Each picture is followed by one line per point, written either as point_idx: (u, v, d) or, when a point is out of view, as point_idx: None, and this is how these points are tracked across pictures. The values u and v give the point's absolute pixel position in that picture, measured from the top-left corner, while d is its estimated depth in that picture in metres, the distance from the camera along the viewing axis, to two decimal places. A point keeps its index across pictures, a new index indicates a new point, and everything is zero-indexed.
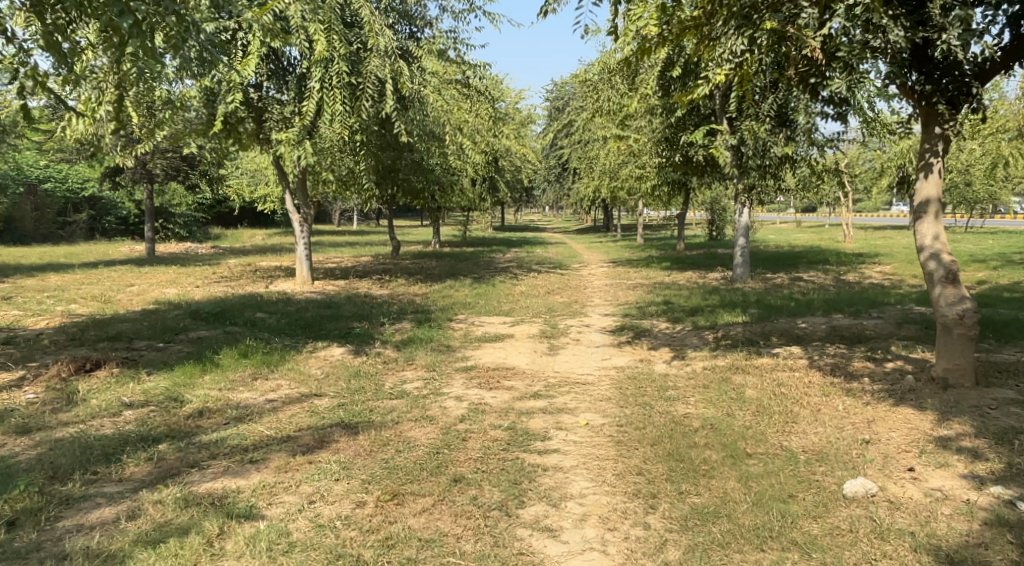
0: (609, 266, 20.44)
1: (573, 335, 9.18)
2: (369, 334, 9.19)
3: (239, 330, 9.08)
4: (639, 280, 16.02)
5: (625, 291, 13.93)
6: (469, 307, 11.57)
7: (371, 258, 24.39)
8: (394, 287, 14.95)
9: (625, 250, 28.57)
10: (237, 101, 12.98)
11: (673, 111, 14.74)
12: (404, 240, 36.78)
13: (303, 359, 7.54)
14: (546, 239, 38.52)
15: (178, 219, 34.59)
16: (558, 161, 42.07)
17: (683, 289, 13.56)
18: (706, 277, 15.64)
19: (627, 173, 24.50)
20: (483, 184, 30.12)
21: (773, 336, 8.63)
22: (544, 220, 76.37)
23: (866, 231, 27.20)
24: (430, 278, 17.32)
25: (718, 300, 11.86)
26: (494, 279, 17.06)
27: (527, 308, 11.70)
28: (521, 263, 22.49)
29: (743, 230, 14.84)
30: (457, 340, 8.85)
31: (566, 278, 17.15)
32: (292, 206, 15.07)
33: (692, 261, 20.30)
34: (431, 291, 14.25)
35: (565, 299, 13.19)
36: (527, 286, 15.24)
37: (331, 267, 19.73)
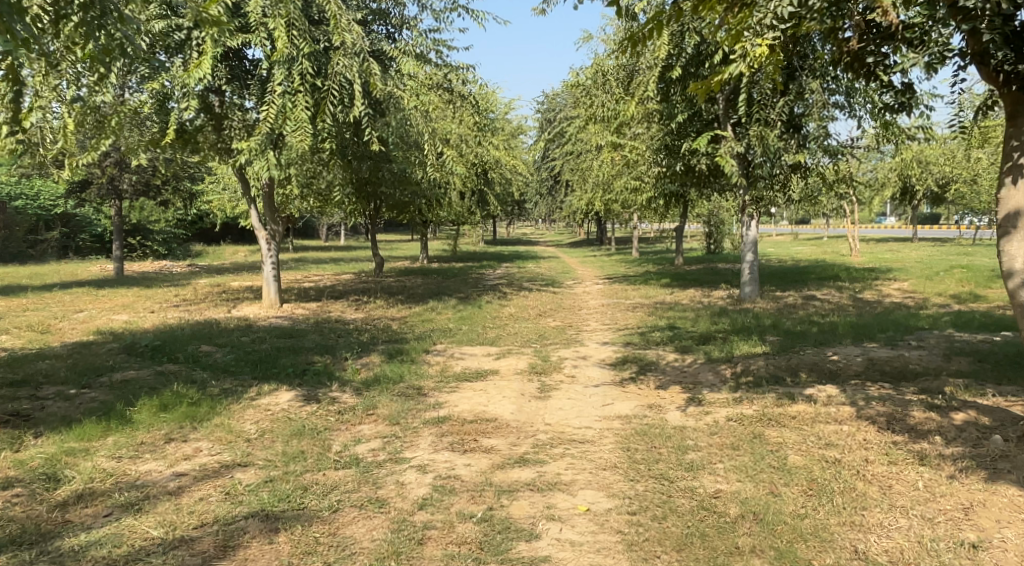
0: (605, 284, 19.15)
1: (566, 370, 7.90)
2: (329, 372, 7.89)
3: (177, 369, 7.80)
4: (638, 299, 14.77)
5: (623, 314, 12.70)
6: (449, 335, 10.31)
7: (352, 277, 23.07)
8: (370, 311, 13.66)
9: (620, 265, 27.33)
10: (191, 107, 11.65)
11: (674, 116, 13.50)
12: (392, 256, 35.47)
13: (241, 409, 6.26)
14: (539, 254, 37.28)
15: (157, 236, 33.22)
16: (550, 172, 40.78)
17: (687, 312, 12.34)
18: (711, 297, 14.40)
19: (622, 184, 23.32)
20: (472, 197, 28.91)
21: (800, 372, 7.37)
22: (538, 233, 75.23)
23: (872, 244, 26.01)
24: (411, 299, 16.04)
25: (728, 324, 10.63)
26: (481, 299, 15.79)
27: (515, 335, 10.42)
28: (511, 281, 21.21)
29: (750, 245, 13.60)
30: (432, 379, 7.56)
31: (559, 297, 15.89)
32: (257, 223, 13.65)
33: (693, 277, 19.05)
34: (409, 315, 12.97)
35: (558, 323, 11.94)
36: (516, 307, 13.98)
37: (308, 287, 18.40)
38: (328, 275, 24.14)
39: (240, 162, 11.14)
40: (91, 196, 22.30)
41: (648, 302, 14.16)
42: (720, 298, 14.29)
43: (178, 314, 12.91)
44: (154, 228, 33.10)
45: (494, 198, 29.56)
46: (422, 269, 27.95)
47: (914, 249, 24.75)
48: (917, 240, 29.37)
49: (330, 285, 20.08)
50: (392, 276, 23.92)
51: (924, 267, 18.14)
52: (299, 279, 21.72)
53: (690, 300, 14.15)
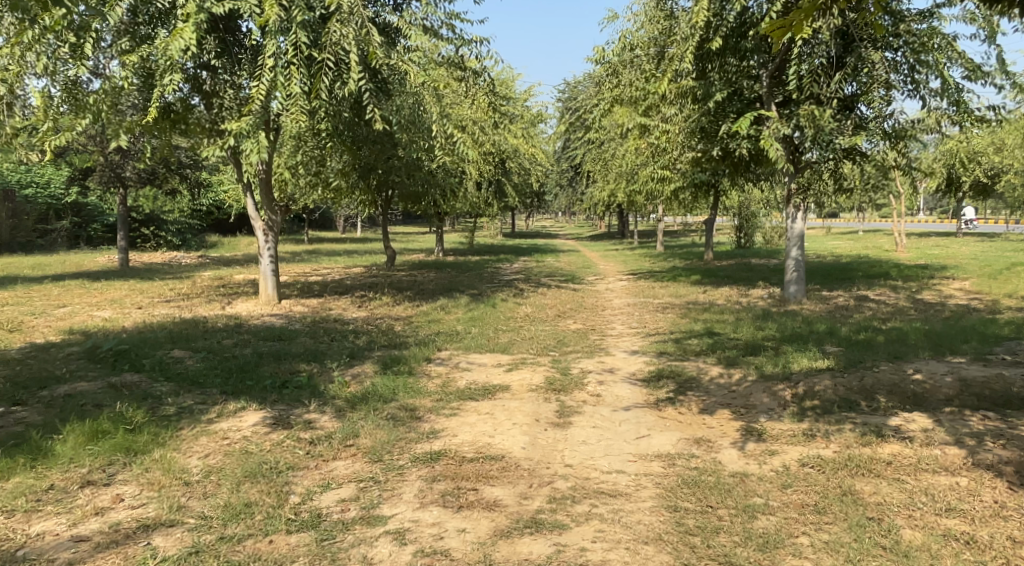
0: (629, 281, 17.90)
1: (591, 385, 6.68)
2: (311, 385, 6.71)
3: (136, 380, 6.68)
4: (668, 297, 13.56)
5: (652, 315, 11.46)
6: (459, 338, 9.15)
7: (363, 270, 21.94)
8: (376, 308, 12.55)
9: (645, 259, 25.98)
10: (175, 83, 10.43)
11: (712, 95, 12.15)
12: (408, 248, 34.32)
13: (193, 435, 5.10)
14: (559, 247, 36.02)
15: (170, 226, 32.31)
16: (571, 163, 39.43)
17: (725, 313, 11.09)
18: (749, 296, 13.17)
19: (648, 174, 21.99)
20: (489, 188, 27.70)
21: (876, 395, 6.12)
22: (558, 226, 74.03)
23: (915, 238, 24.50)
24: (422, 294, 14.91)
25: (776, 328, 9.38)
26: (495, 295, 14.60)
27: (532, 339, 9.24)
28: (530, 276, 19.99)
29: (795, 240, 12.38)
30: (432, 395, 6.38)
31: (581, 295, 14.71)
32: (254, 212, 12.46)
33: (725, 274, 17.72)
34: (418, 312, 11.87)
35: (581, 324, 10.76)
36: (535, 306, 12.80)
37: (313, 281, 17.30)
38: (338, 268, 23.04)
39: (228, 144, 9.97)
40: (94, 185, 21.29)
41: (681, 301, 12.93)
42: (760, 298, 12.98)
43: (166, 310, 11.85)
44: (167, 219, 32.14)
45: (513, 189, 28.26)
46: (437, 262, 26.79)
47: (961, 244, 23.26)
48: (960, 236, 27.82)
49: (338, 278, 18.96)
50: (405, 269, 22.78)
51: (978, 265, 16.75)
52: (307, 272, 20.64)
53: (726, 300, 12.91)
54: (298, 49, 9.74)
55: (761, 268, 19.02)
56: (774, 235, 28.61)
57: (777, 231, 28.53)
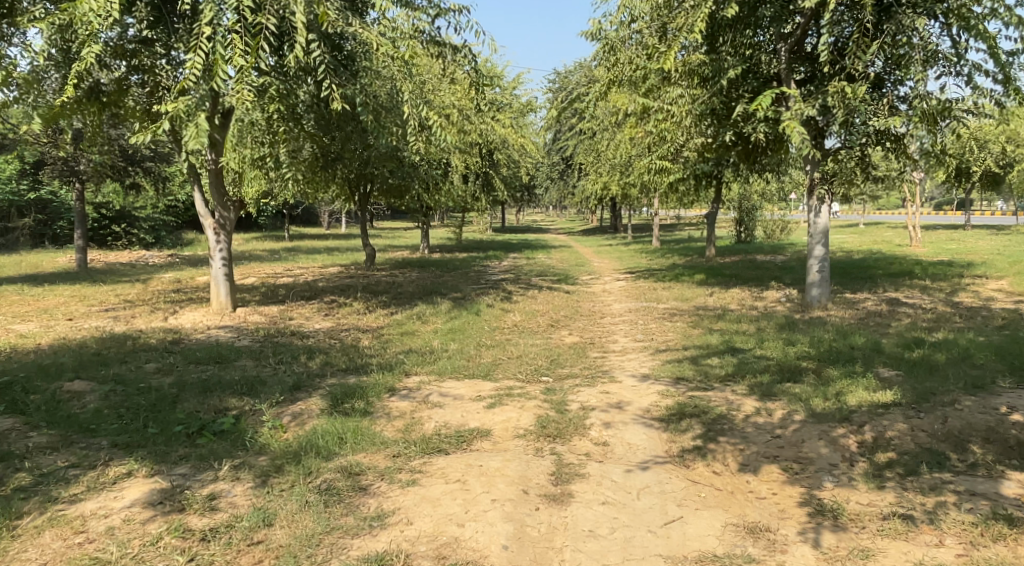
0: (628, 281, 16.45)
1: (594, 428, 5.24)
2: (237, 431, 5.25)
3: (4, 430, 5.14)
4: (674, 301, 12.13)
5: (658, 323, 10.05)
6: (434, 358, 7.68)
7: (340, 270, 20.41)
8: (345, 316, 11.09)
9: (641, 256, 24.56)
10: (97, 56, 8.79)
11: (726, 71, 10.75)
12: (393, 245, 32.71)
13: (35, 529, 3.81)
14: (550, 243, 34.52)
15: (142, 223, 30.60)
16: (563, 154, 37.93)
17: (743, 322, 9.67)
18: (764, 300, 11.73)
19: (645, 165, 20.55)
20: (475, 181, 26.20)
21: (969, 446, 4.71)
22: (549, 221, 72.60)
23: (928, 232, 23.13)
24: (400, 299, 13.44)
25: (808, 343, 7.98)
26: (481, 299, 13.16)
27: (521, 358, 7.79)
28: (520, 276, 18.52)
29: (820, 236, 10.92)
30: (391, 445, 4.93)
31: (577, 298, 13.28)
32: (203, 207, 10.88)
33: (732, 272, 16.31)
34: (391, 321, 10.43)
35: (577, 337, 9.32)
36: (524, 312, 11.36)
37: (281, 284, 15.75)
38: (314, 267, 21.51)
39: (162, 128, 8.58)
40: (47, 178, 19.52)
41: (688, 306, 11.51)
42: (777, 302, 11.58)
43: (101, 321, 10.31)
44: (140, 215, 30.46)
45: (501, 182, 26.79)
46: (421, 260, 25.27)
47: (976, 238, 21.90)
48: (971, 228, 26.55)
49: (310, 280, 17.43)
50: (386, 268, 21.29)
51: (1007, 262, 15.39)
52: (278, 273, 19.06)
53: (739, 305, 11.50)
54: (241, 13, 8.18)
55: (769, 265, 17.61)
56: (776, 228, 27.17)
57: (778, 224, 27.16)
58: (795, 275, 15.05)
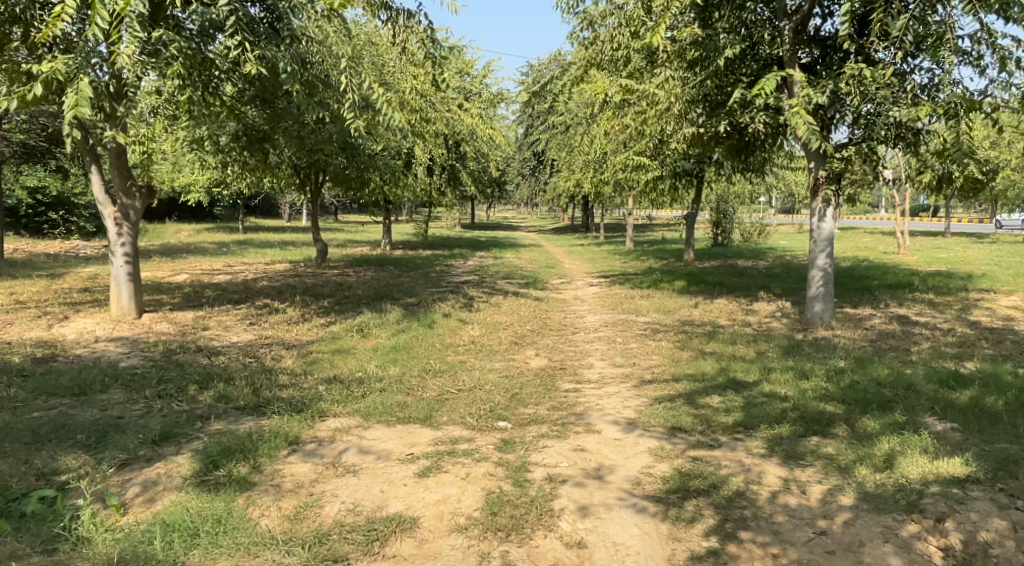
0: (602, 287, 14.94)
1: (563, 517, 3.86)
2: (48, 517, 3.72)
3: None
4: (656, 315, 10.64)
5: (639, 343, 8.54)
6: (362, 389, 6.07)
7: (287, 267, 18.69)
8: (273, 326, 9.43)
9: (614, 257, 23.17)
10: None
11: (723, 48, 9.31)
12: (353, 240, 30.96)
13: None
14: (519, 241, 32.99)
15: (82, 211, 28.41)
16: (534, 149, 36.39)
17: (739, 344, 8.20)
18: (757, 315, 10.32)
19: (621, 161, 19.14)
20: (440, 174, 24.63)
21: None
22: (518, 219, 71.14)
23: (917, 240, 22.06)
24: (343, 304, 11.76)
25: (827, 376, 6.56)
26: (438, 306, 11.53)
27: (473, 392, 6.22)
28: (484, 278, 16.99)
29: (823, 245, 9.44)
30: (262, 552, 3.56)
31: (547, 307, 11.74)
32: (102, 194, 9.20)
33: (715, 279, 14.88)
34: (326, 335, 8.78)
35: (544, 360, 7.77)
36: (484, 324, 9.78)
37: (213, 282, 14.00)
38: (260, 264, 19.68)
39: (34, 90, 7.00)
40: None
41: (672, 320, 10.03)
42: (773, 317, 10.14)
43: None
44: (79, 202, 28.28)
45: (468, 176, 25.19)
46: (379, 257, 23.55)
47: (965, 246, 20.86)
48: (954, 235, 25.55)
49: (249, 278, 15.68)
50: (339, 266, 19.56)
51: (1011, 274, 14.20)
52: (216, 270, 17.28)
53: (730, 320, 10.04)
54: None
55: (754, 272, 16.22)
56: (752, 232, 25.92)
57: (755, 228, 25.91)
58: (785, 283, 13.72)
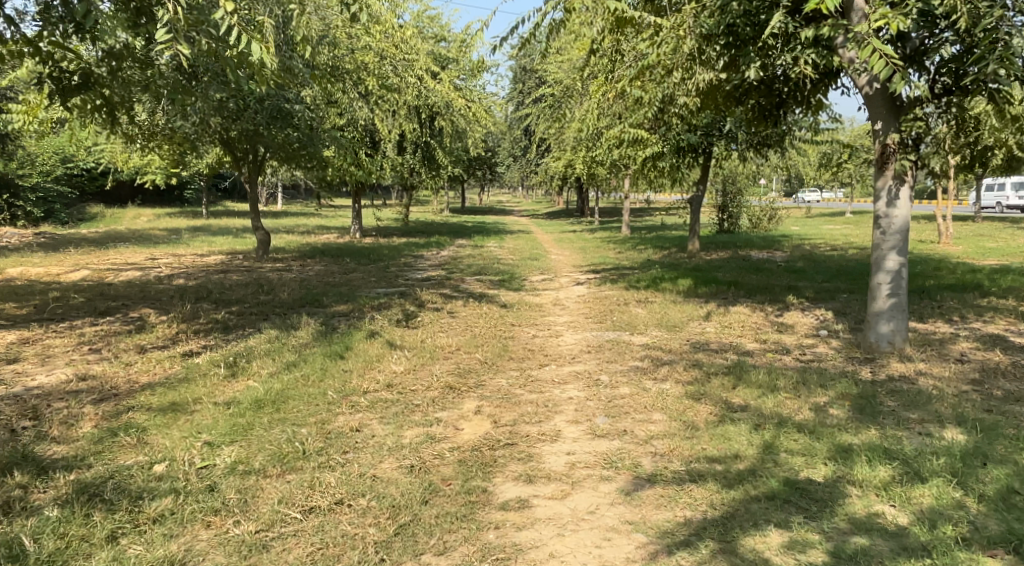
0: (590, 288, 12.14)
1: None
2: None
3: None
4: (659, 334, 7.83)
5: (633, 386, 5.74)
6: (117, 523, 3.62)
7: (220, 259, 15.93)
8: (112, 359, 6.67)
9: (608, 246, 20.46)
10: None
11: None
12: (322, 227, 28.21)
13: None
14: (507, 227, 30.27)
15: None
16: (523, 126, 33.36)
17: (784, 389, 5.44)
18: (795, 334, 7.52)
19: (616, 133, 16.31)
20: (413, 153, 21.78)
21: None
22: (512, 201, 68.38)
23: (958, 226, 19.24)
24: (247, 315, 8.96)
25: (957, 467, 3.92)
26: (370, 319, 8.71)
27: (330, 521, 3.68)
28: (450, 274, 14.25)
29: (898, 236, 6.48)
30: None
31: (514, 319, 8.91)
32: None
33: (730, 277, 12.05)
34: (168, 380, 5.97)
35: (485, 422, 4.96)
36: (417, 351, 6.96)
37: (102, 286, 11.28)
38: (192, 255, 16.86)
39: None
40: None
41: (679, 343, 7.23)
42: (820, 338, 7.37)
43: None
44: None
45: (445, 155, 22.24)
46: (340, 247, 20.77)
47: (1014, 233, 18.09)
48: (993, 220, 22.71)
49: (159, 278, 12.96)
50: (283, 257, 16.77)
51: None
52: (131, 265, 14.55)
53: (760, 342, 7.26)
54: None
55: (773, 268, 13.40)
56: (761, 217, 23.38)
57: (764, 212, 23.33)
58: (819, 284, 10.95)
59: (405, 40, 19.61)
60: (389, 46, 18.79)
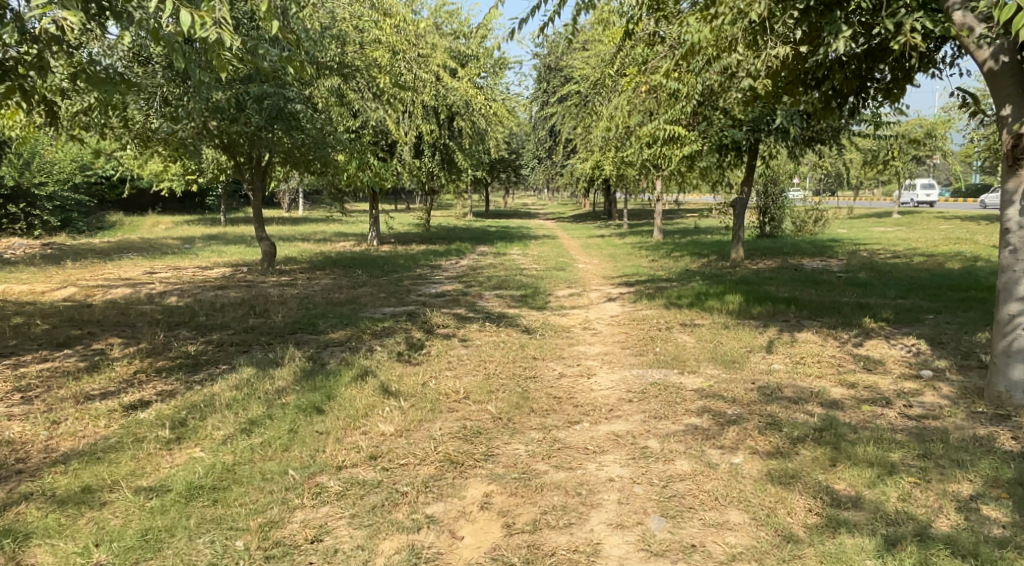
0: (624, 306, 10.74)
1: None
2: None
3: None
4: (715, 374, 6.39)
5: (693, 462, 4.34)
6: None
7: (222, 273, 14.74)
8: (41, 412, 5.39)
9: (641, 253, 19.00)
10: None
11: None
12: (339, 234, 27.06)
13: None
14: (533, 233, 28.90)
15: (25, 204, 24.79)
16: (548, 127, 32.03)
17: (905, 470, 4.11)
18: (890, 377, 6.06)
19: (651, 130, 14.87)
20: (431, 156, 20.46)
21: None
22: (537, 205, 67.21)
23: None
24: (228, 345, 7.70)
25: None
26: (369, 352, 7.42)
27: None
28: (469, 289, 12.97)
29: None
30: None
31: (537, 350, 7.50)
32: None
33: (786, 293, 10.59)
34: (91, 445, 4.66)
35: (493, 526, 3.75)
36: (417, 401, 5.59)
37: (79, 308, 10.09)
38: (192, 268, 15.69)
39: None
40: None
41: (743, 388, 5.80)
42: (922, 382, 5.95)
43: None
44: None
45: (466, 158, 20.92)
46: (355, 256, 19.53)
47: None
48: None
49: (149, 296, 11.79)
50: (290, 270, 15.53)
51: None
52: (122, 280, 13.39)
53: (846, 387, 5.84)
54: None
55: (833, 281, 11.91)
56: (806, 219, 21.50)
57: (810, 213, 21.87)
58: (894, 304, 9.46)
59: (419, 35, 18.43)
60: (402, 41, 17.61)
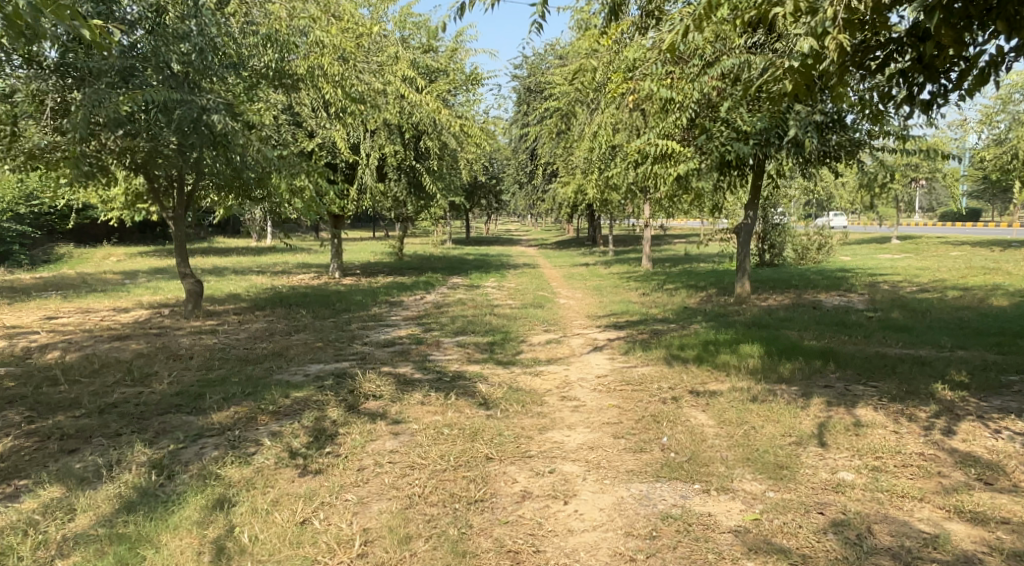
0: (614, 360, 8.52)
1: None
2: None
3: None
4: (760, 493, 4.24)
5: None
6: None
7: (135, 317, 12.41)
8: None
9: (630, 285, 16.82)
10: None
11: None
12: (300, 265, 24.72)
13: None
14: (512, 263, 26.71)
15: None
16: (529, 149, 29.99)
17: None
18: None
19: (638, 149, 12.75)
20: (395, 181, 18.31)
21: None
22: (521, 232, 65.26)
23: None
24: (57, 440, 5.42)
25: None
26: (253, 450, 5.17)
27: None
28: (425, 335, 10.73)
29: None
30: None
31: (491, 445, 5.18)
32: None
33: (816, 343, 8.42)
34: None
35: None
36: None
37: None
38: (104, 310, 13.34)
39: None
40: None
41: (813, 534, 3.81)
42: None
43: None
44: None
45: (436, 182, 18.76)
46: (307, 292, 17.23)
47: None
48: None
49: (25, 350, 9.51)
50: (220, 312, 13.17)
51: None
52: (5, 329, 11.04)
53: (972, 527, 3.86)
54: None
55: (866, 324, 9.81)
56: (808, 246, 19.91)
57: (813, 239, 19.86)
58: (963, 361, 7.32)
59: (374, 43, 16.32)
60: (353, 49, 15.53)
